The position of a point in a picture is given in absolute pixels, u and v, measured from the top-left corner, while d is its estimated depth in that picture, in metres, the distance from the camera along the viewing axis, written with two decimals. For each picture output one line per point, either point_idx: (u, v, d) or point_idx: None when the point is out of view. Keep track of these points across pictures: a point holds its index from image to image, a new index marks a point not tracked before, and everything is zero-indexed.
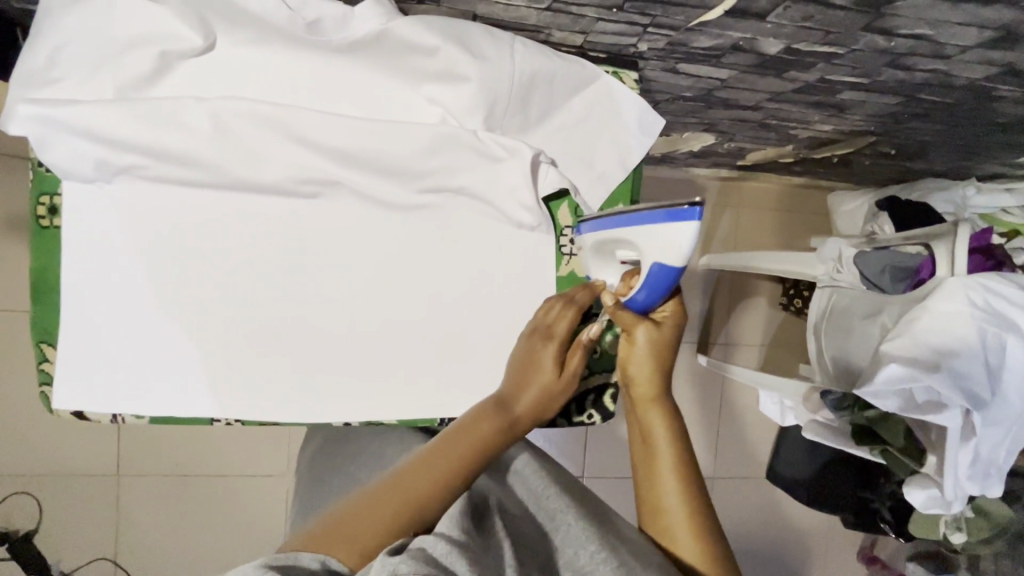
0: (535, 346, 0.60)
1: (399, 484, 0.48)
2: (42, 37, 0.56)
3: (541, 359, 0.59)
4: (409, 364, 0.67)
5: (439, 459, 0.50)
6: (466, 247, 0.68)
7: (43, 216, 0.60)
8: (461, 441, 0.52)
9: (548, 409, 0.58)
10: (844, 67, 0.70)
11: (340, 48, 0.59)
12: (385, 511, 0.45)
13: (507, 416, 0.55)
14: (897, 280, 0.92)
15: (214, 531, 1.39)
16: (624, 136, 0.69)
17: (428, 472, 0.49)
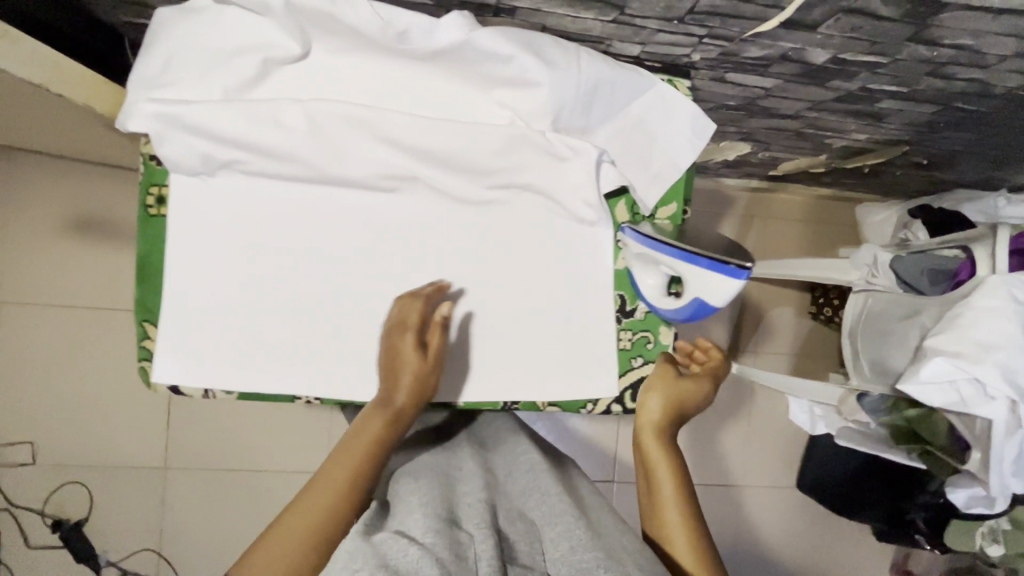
0: (395, 341, 0.63)
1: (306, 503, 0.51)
2: (161, 46, 0.63)
3: (401, 351, 0.62)
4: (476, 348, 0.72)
5: (333, 473, 0.54)
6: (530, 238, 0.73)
7: (152, 205, 0.67)
8: (348, 448, 0.56)
9: (428, 389, 0.62)
10: (885, 76, 0.75)
11: (424, 56, 0.64)
12: (300, 532, 0.49)
13: (385, 410, 0.59)
14: (935, 282, 0.96)
15: (256, 525, 1.43)
16: (679, 138, 0.73)
17: (325, 486, 0.53)
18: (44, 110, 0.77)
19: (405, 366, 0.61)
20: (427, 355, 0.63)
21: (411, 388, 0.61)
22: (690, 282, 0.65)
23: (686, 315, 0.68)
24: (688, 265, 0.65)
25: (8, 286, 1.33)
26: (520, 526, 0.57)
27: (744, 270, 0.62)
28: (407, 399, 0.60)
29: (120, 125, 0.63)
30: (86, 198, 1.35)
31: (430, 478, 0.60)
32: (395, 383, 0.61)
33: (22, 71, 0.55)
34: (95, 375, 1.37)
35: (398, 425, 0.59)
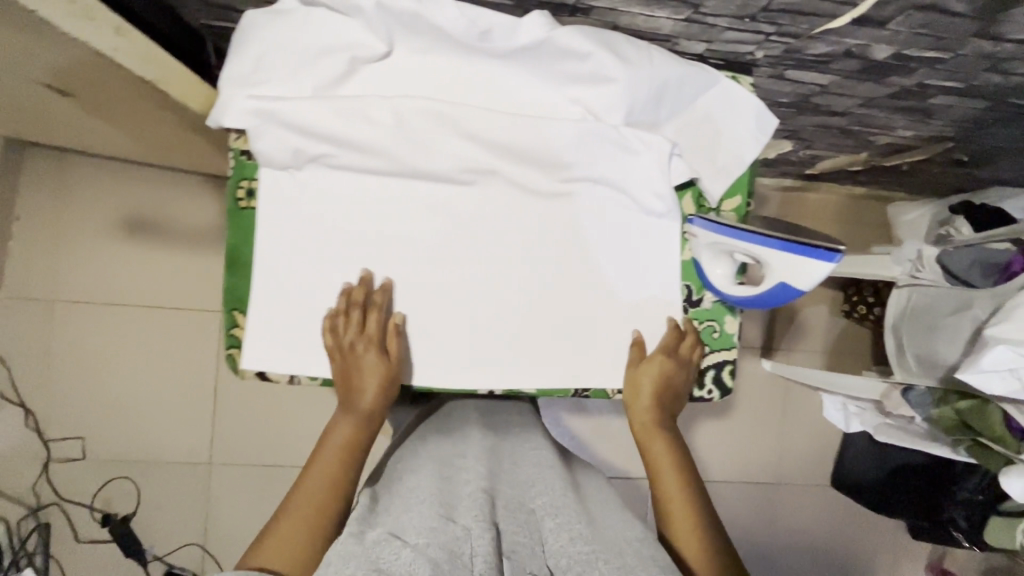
0: (358, 350, 0.68)
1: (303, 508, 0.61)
2: (252, 46, 0.66)
3: (362, 359, 0.68)
4: (548, 336, 0.74)
5: (317, 481, 0.63)
6: (599, 229, 0.75)
7: (242, 198, 0.70)
8: (327, 457, 0.66)
9: (393, 387, 0.70)
10: (943, 72, 0.77)
11: (503, 54, 0.67)
12: (301, 532, 0.59)
13: (356, 416, 0.68)
14: (986, 274, 0.99)
15: None
16: (743, 133, 0.75)
17: (311, 494, 0.62)
18: (128, 110, 0.80)
19: (369, 375, 0.68)
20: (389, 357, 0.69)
21: (377, 391, 0.68)
22: (774, 268, 0.66)
23: (768, 300, 0.69)
24: (769, 249, 0.65)
25: (63, 285, 1.37)
26: (521, 517, 0.63)
27: (836, 253, 0.61)
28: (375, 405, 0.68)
29: (214, 121, 0.67)
30: (136, 199, 1.38)
31: (428, 479, 0.69)
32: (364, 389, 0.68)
33: (138, 71, 0.58)
34: (143, 372, 1.40)
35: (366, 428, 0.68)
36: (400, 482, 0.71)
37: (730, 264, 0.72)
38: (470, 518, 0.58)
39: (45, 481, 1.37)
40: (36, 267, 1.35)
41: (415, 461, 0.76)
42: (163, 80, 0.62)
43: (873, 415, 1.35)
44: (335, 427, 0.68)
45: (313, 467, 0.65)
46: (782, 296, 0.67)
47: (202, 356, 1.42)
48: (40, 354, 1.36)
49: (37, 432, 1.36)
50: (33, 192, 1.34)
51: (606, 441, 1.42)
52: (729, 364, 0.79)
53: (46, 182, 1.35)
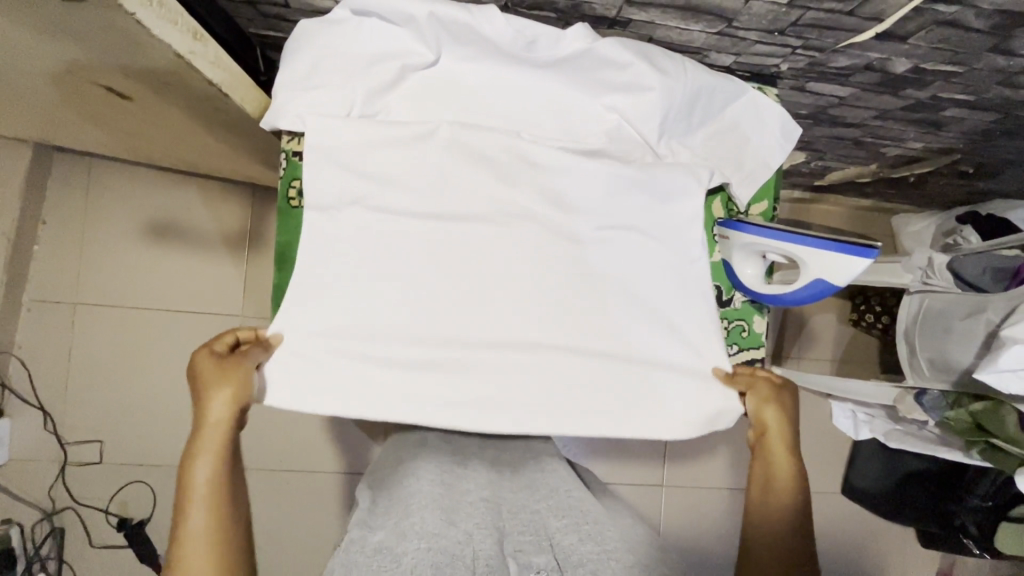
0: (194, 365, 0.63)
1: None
2: (308, 52, 0.69)
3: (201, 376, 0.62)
4: (593, 329, 0.73)
5: (193, 547, 0.55)
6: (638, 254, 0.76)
7: (293, 197, 0.74)
8: (195, 511, 0.56)
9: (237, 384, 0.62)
10: (957, 85, 0.81)
11: (547, 63, 0.71)
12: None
13: (205, 444, 0.59)
14: (998, 279, 1.02)
15: (283, 554, 1.33)
16: (771, 140, 0.79)
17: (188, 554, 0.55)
18: (175, 114, 0.83)
19: (205, 391, 0.61)
20: (226, 361, 0.63)
21: (219, 395, 0.61)
22: (810, 266, 0.69)
23: (804, 297, 0.71)
24: (807, 248, 0.68)
25: (87, 287, 1.38)
26: (525, 517, 0.64)
27: (873, 248, 0.65)
28: (220, 421, 0.60)
29: (268, 123, 0.71)
30: (162, 203, 1.40)
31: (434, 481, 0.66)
32: (207, 400, 0.61)
33: (207, 74, 0.62)
34: (163, 373, 1.41)
35: (226, 454, 0.59)
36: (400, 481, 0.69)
37: (760, 264, 0.76)
38: (473, 526, 0.59)
39: (61, 485, 1.37)
40: (61, 270, 1.37)
41: (413, 463, 0.73)
42: (225, 84, 0.65)
43: (883, 422, 1.38)
44: (188, 467, 0.58)
45: (182, 532, 0.56)
46: (820, 291, 0.69)
47: None
48: (62, 355, 1.37)
49: (56, 435, 1.36)
50: (62, 196, 1.37)
51: (610, 451, 1.46)
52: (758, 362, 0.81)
53: (75, 187, 1.37)
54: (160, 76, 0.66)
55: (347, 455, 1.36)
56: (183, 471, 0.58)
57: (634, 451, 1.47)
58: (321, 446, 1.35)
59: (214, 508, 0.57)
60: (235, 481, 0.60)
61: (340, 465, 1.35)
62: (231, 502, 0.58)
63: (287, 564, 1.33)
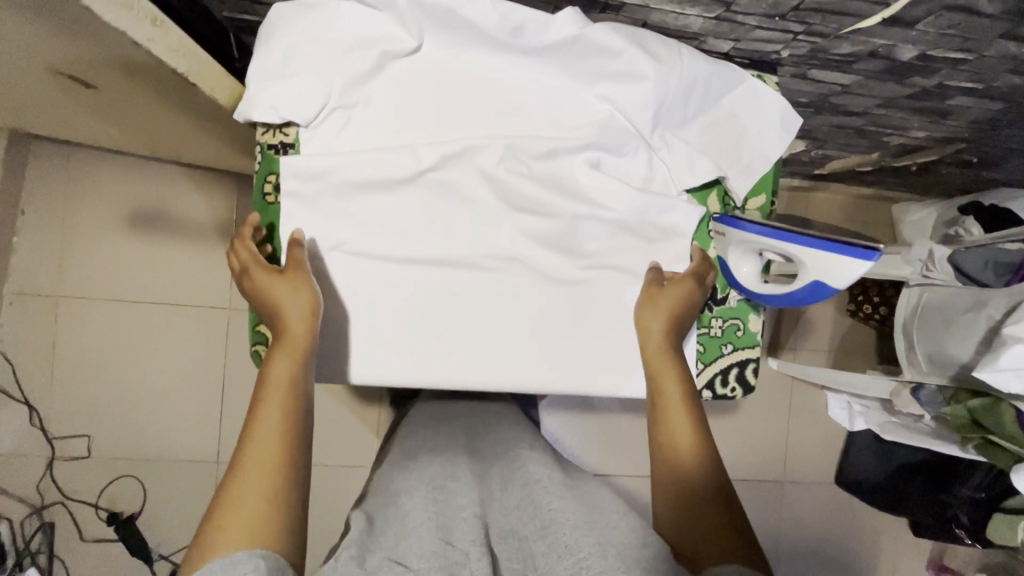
0: (259, 281, 0.64)
1: (251, 473, 0.51)
2: (281, 37, 0.65)
3: (268, 280, 0.63)
4: (582, 332, 0.74)
5: (263, 437, 0.53)
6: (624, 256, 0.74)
7: (269, 193, 0.70)
8: (270, 402, 0.55)
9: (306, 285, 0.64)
10: (965, 73, 0.78)
11: (535, 50, 0.67)
12: (255, 499, 0.49)
13: (287, 347, 0.60)
14: (1000, 274, 1.01)
15: None
16: (770, 130, 0.75)
17: (255, 453, 0.52)
18: (145, 104, 0.79)
19: (280, 302, 0.62)
20: (292, 272, 0.64)
21: (298, 295, 0.62)
22: (809, 267, 0.66)
23: (800, 298, 0.69)
24: (806, 249, 0.65)
25: (69, 279, 1.35)
26: (512, 547, 0.63)
27: (876, 249, 0.61)
28: (300, 320, 0.61)
29: (240, 114, 0.67)
30: (146, 193, 1.36)
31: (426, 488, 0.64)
32: (287, 298, 0.62)
33: (170, 63, 0.57)
34: (150, 367, 1.39)
35: (304, 358, 0.59)
36: (394, 500, 0.68)
37: (757, 262, 0.73)
38: (469, 544, 0.60)
39: (49, 480, 1.35)
40: (41, 261, 1.33)
41: (404, 482, 0.71)
42: (192, 72, 0.61)
43: (878, 415, 1.37)
44: (269, 364, 0.58)
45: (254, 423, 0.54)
46: (818, 293, 0.67)
47: (212, 353, 1.41)
48: (45, 349, 1.34)
49: (42, 430, 1.35)
50: (40, 185, 1.32)
51: (605, 442, 1.45)
52: (751, 363, 0.79)
53: (52, 176, 1.33)
54: (121, 65, 0.62)
55: (339, 447, 1.35)
56: (264, 369, 0.58)
57: (626, 444, 1.46)
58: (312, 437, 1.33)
59: (288, 404, 0.56)
60: (308, 389, 0.59)
61: (331, 457, 1.34)
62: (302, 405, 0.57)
63: None
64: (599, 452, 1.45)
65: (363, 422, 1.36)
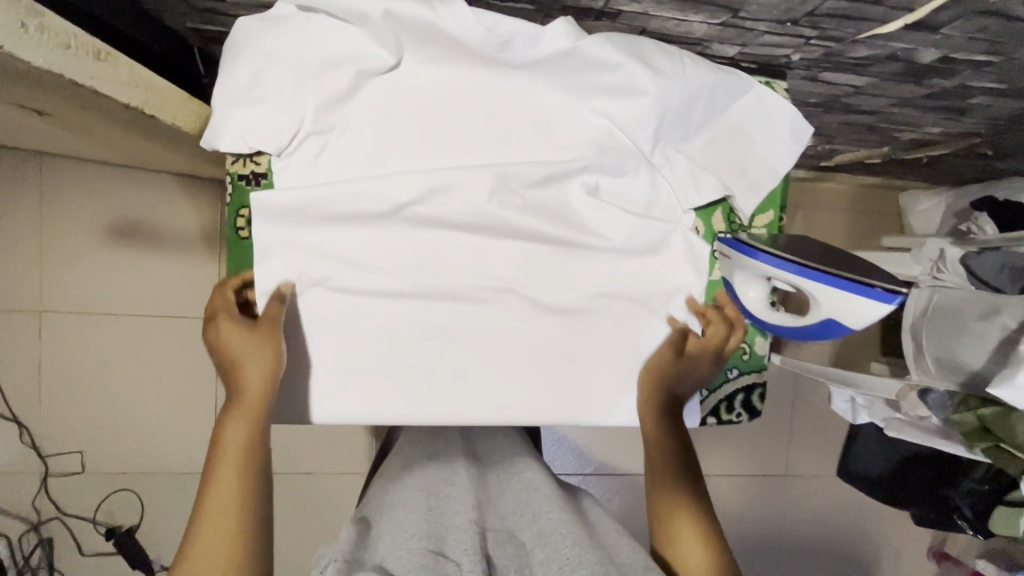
0: (222, 332, 0.60)
1: (209, 542, 0.49)
2: (245, 59, 0.59)
3: (232, 338, 0.59)
4: (580, 364, 0.70)
5: (218, 504, 0.51)
6: (627, 282, 0.70)
7: (242, 227, 0.67)
8: (224, 467, 0.53)
9: (273, 349, 0.60)
10: (989, 74, 0.72)
11: (524, 64, 0.62)
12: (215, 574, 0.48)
13: (244, 408, 0.57)
14: (1014, 279, 0.97)
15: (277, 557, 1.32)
16: (779, 142, 0.70)
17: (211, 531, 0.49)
18: (103, 130, 0.73)
19: (242, 358, 0.59)
20: (260, 326, 0.60)
21: (260, 358, 0.59)
22: (825, 305, 0.62)
23: (811, 332, 0.66)
24: (820, 285, 0.61)
25: (50, 294, 1.30)
26: None
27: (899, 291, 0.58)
28: (257, 389, 0.58)
29: (206, 144, 0.62)
30: (124, 201, 1.31)
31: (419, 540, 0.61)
32: (249, 358, 0.59)
33: (120, 98, 0.52)
34: (140, 381, 1.36)
35: (260, 419, 0.57)
36: (390, 509, 0.64)
37: (765, 287, 0.68)
38: (462, 554, 0.53)
39: (44, 497, 1.34)
40: (19, 276, 1.29)
41: (402, 490, 0.67)
42: (149, 103, 0.56)
43: (882, 408, 1.34)
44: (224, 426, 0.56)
45: (208, 490, 0.51)
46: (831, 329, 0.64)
47: (203, 365, 1.38)
48: (31, 366, 1.31)
49: (33, 447, 1.32)
50: (11, 198, 1.26)
51: (606, 439, 1.43)
52: (758, 387, 0.76)
53: (25, 188, 1.27)
54: (69, 98, 0.56)
55: (335, 456, 1.33)
56: (219, 432, 0.55)
57: (626, 445, 1.44)
58: (307, 447, 1.31)
59: (241, 468, 0.53)
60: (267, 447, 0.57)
61: (328, 465, 1.32)
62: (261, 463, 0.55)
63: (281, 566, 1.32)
64: (600, 452, 1.43)
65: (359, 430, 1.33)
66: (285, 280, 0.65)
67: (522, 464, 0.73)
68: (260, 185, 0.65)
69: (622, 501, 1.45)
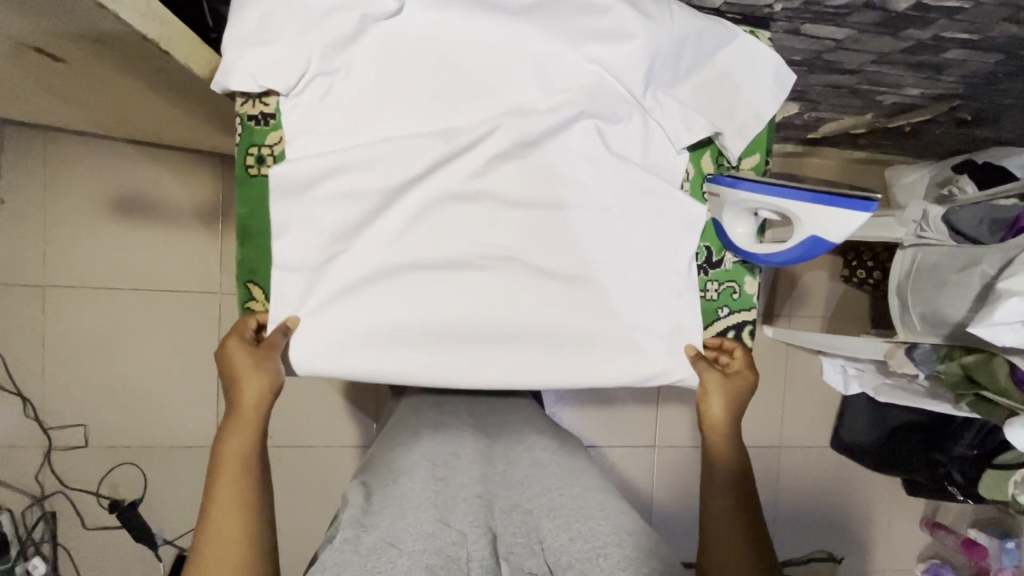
0: (229, 352, 0.66)
1: (211, 548, 0.56)
2: (255, 1, 0.62)
3: (235, 357, 0.66)
4: (578, 304, 0.73)
5: (223, 515, 0.58)
6: (621, 219, 0.73)
7: (252, 165, 0.71)
8: (225, 483, 0.59)
9: (269, 370, 0.65)
10: (961, 23, 0.76)
11: (518, 10, 0.66)
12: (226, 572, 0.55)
13: (239, 424, 0.63)
14: (994, 231, 1.01)
15: (281, 526, 1.34)
16: (764, 89, 0.74)
17: (212, 539, 0.56)
18: (113, 82, 0.76)
19: (240, 376, 0.65)
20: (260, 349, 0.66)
21: (256, 379, 0.64)
22: (804, 223, 0.66)
23: (792, 257, 0.69)
24: (797, 203, 0.66)
25: (55, 269, 1.32)
26: (520, 515, 0.61)
27: (872, 199, 0.62)
28: (252, 406, 0.64)
29: (216, 85, 0.66)
30: (128, 176, 1.33)
31: None
32: (245, 378, 0.64)
33: (139, 29, 0.55)
34: (143, 357, 1.37)
35: (254, 437, 0.63)
36: (395, 468, 0.67)
37: (752, 222, 0.73)
38: (467, 525, 0.57)
39: (48, 471, 1.35)
40: (23, 251, 1.30)
41: (406, 459, 0.69)
42: (164, 39, 0.59)
43: (873, 375, 1.37)
44: (222, 442, 0.62)
45: (211, 501, 0.58)
46: (812, 249, 0.67)
47: (206, 341, 1.40)
48: (34, 340, 1.32)
49: (37, 421, 1.33)
50: (16, 172, 1.28)
51: (604, 410, 1.46)
52: (747, 325, 0.81)
53: (30, 163, 1.29)
54: (86, 35, 0.59)
55: (336, 428, 1.35)
56: (219, 446, 0.62)
57: (623, 415, 1.46)
58: (308, 418, 1.33)
59: (238, 482, 0.60)
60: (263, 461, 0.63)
61: (330, 436, 1.34)
62: (259, 477, 0.62)
63: (285, 536, 1.34)
64: (598, 423, 1.45)
65: (359, 403, 1.35)
66: (291, 315, 0.69)
67: (527, 449, 0.77)
68: (269, 126, 0.69)
69: (619, 471, 1.47)
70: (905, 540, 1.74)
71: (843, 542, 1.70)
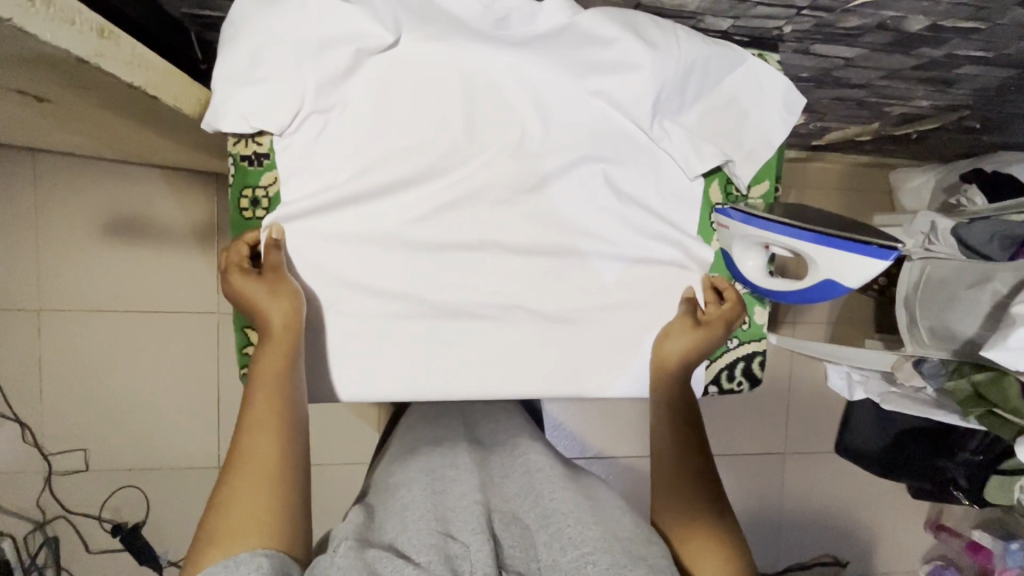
0: (239, 279, 0.61)
1: (245, 470, 0.47)
2: (244, 38, 0.59)
3: (248, 280, 0.60)
4: (592, 352, 0.73)
5: (256, 439, 0.49)
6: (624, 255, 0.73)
7: (246, 208, 0.68)
8: (257, 400, 0.52)
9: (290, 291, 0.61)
10: (976, 42, 0.74)
11: (521, 41, 0.62)
12: (266, 490, 0.46)
13: (272, 342, 0.57)
14: (1005, 247, 0.99)
15: None
16: (774, 114, 0.71)
17: (250, 451, 0.48)
18: (99, 118, 0.73)
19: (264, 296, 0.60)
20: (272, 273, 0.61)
21: (283, 297, 0.60)
22: (823, 267, 0.65)
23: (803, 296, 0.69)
24: (817, 247, 0.64)
25: (49, 293, 1.30)
26: None
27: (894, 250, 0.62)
28: (282, 324, 0.58)
29: (207, 124, 0.63)
30: (121, 196, 1.30)
31: None
32: (272, 296, 0.59)
33: (126, 79, 0.53)
34: (144, 379, 1.36)
35: (290, 358, 0.57)
36: None
37: (762, 255, 0.71)
38: (470, 533, 0.48)
39: (49, 495, 1.34)
40: (17, 275, 1.28)
41: (404, 472, 0.62)
42: (151, 84, 0.56)
43: (878, 384, 1.33)
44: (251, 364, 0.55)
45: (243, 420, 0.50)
46: (826, 292, 0.67)
47: (203, 361, 1.38)
48: (31, 364, 1.30)
49: (36, 446, 1.32)
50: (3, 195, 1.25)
51: (605, 424, 1.45)
52: (757, 356, 0.79)
53: (19, 186, 1.26)
54: (69, 80, 0.57)
55: (338, 449, 1.33)
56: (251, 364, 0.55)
57: (626, 428, 1.45)
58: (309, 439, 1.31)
59: (276, 397, 0.53)
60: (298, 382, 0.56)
61: (330, 457, 1.32)
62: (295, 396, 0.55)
63: None
64: (600, 436, 1.45)
65: (359, 422, 1.33)
66: (273, 225, 0.65)
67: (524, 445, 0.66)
68: (264, 166, 0.66)
69: (625, 484, 1.46)
70: (911, 542, 1.74)
71: (848, 546, 1.70)
